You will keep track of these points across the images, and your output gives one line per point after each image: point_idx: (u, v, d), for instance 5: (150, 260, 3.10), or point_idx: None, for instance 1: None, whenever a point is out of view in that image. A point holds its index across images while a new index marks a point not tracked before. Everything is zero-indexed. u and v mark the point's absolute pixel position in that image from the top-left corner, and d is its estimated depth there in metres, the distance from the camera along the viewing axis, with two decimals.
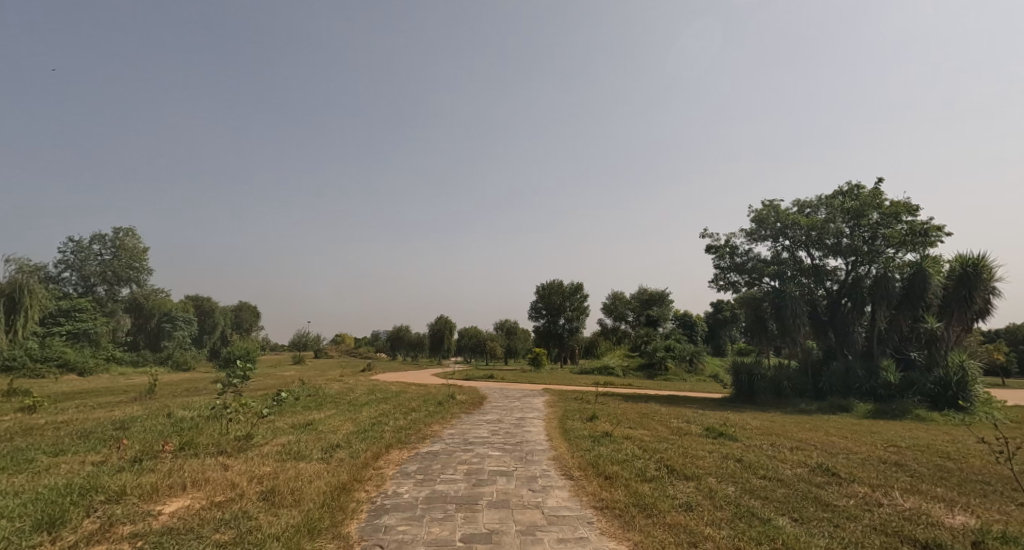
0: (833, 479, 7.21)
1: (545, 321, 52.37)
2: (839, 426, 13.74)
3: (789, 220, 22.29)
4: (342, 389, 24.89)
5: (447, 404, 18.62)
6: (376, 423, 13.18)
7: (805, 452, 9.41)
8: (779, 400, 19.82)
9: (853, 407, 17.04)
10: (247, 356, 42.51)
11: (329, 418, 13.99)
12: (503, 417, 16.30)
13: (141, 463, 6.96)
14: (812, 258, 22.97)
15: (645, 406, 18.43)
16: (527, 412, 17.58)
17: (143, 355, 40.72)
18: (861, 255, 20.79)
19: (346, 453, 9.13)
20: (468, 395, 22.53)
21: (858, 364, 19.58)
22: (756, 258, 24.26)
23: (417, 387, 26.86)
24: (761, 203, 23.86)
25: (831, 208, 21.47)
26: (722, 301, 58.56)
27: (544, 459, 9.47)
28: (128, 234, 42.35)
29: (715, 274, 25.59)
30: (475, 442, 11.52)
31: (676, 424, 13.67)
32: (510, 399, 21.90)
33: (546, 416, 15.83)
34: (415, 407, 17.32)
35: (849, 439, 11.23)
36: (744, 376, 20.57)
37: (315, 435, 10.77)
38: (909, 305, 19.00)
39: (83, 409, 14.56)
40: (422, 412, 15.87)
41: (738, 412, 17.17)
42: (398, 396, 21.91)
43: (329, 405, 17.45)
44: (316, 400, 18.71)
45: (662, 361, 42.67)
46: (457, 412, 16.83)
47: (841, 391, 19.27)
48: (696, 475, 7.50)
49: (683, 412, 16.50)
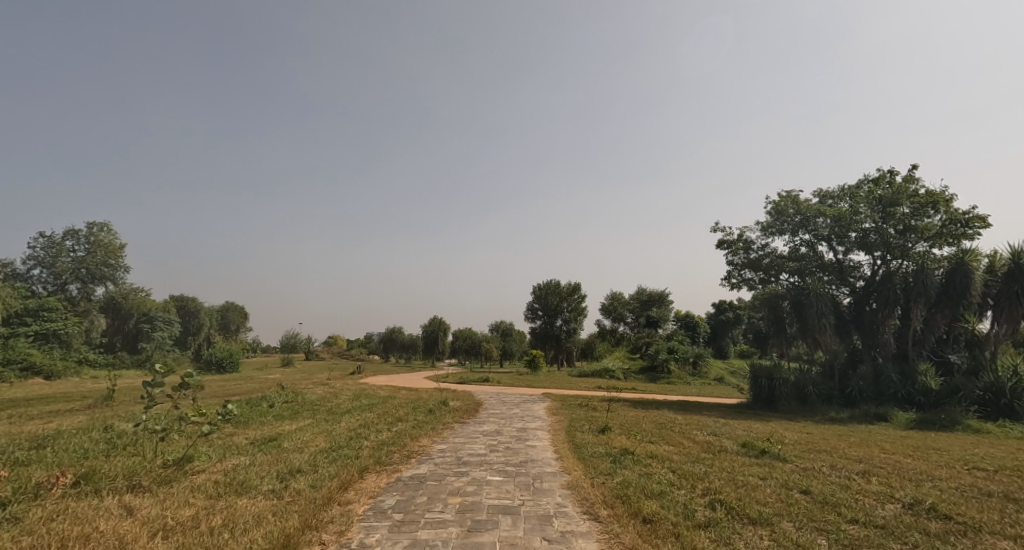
0: (954, 527, 5.35)
1: (543, 323, 50.43)
2: (891, 440, 11.92)
3: (810, 212, 20.74)
4: (325, 394, 22.90)
5: (438, 412, 16.66)
6: (354, 438, 11.20)
7: (884, 479, 7.54)
8: (804, 407, 18.03)
9: (891, 416, 15.32)
10: (231, 359, 40.37)
11: (301, 431, 12.04)
12: (502, 427, 14.35)
13: (4, 510, 5.00)
14: (834, 254, 21.37)
15: (659, 414, 16.56)
16: (529, 421, 15.66)
17: (119, 358, 38.57)
18: (891, 250, 19.17)
19: (306, 482, 7.17)
20: (462, 401, 20.64)
21: (892, 368, 17.84)
22: (773, 253, 22.56)
23: (407, 392, 24.91)
24: (779, 194, 22.25)
25: (857, 199, 19.86)
26: (723, 303, 56.95)
27: (557, 488, 7.57)
28: (103, 229, 40.06)
29: (728, 270, 23.87)
30: (471, 463, 9.60)
31: (703, 437, 11.81)
32: (508, 405, 20.01)
33: (551, 427, 13.93)
34: (402, 415, 15.38)
35: (918, 459, 9.40)
36: (764, 380, 18.84)
37: (275, 455, 8.80)
38: (949, 303, 17.27)
39: (14, 421, 12.52)
40: (410, 422, 13.95)
41: (765, 421, 15.31)
42: (386, 401, 19.96)
43: (305, 414, 15.46)
44: (293, 408, 16.73)
45: (665, 363, 40.85)
46: (450, 422, 14.89)
47: (873, 398, 17.53)
48: (765, 518, 5.64)
49: (705, 423, 14.64)
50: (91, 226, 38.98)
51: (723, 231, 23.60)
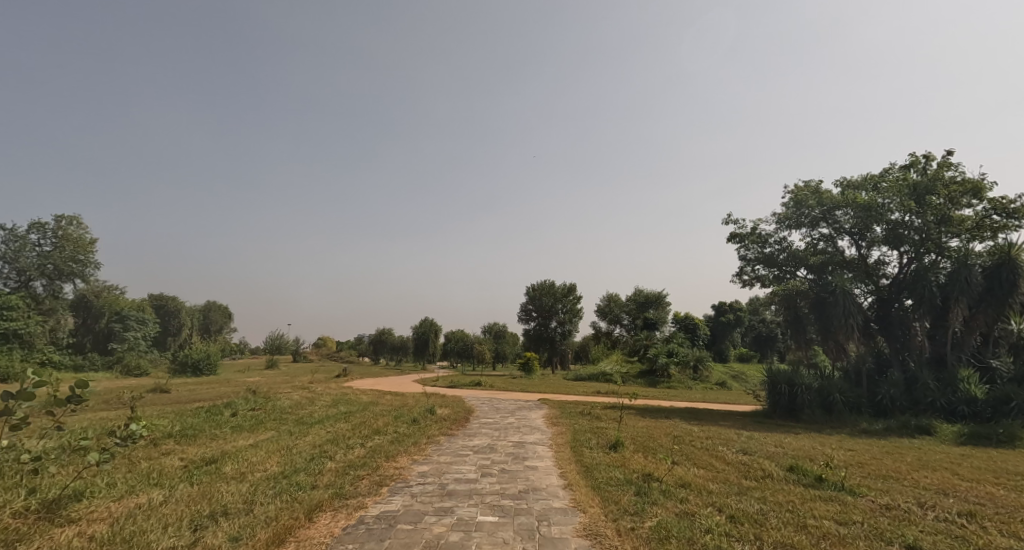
0: None
1: (537, 325, 48.47)
2: (954, 460, 10.08)
3: (833, 202, 19.28)
4: (301, 400, 20.76)
5: (423, 422, 14.70)
6: (317, 457, 9.27)
7: (1005, 527, 5.68)
8: (830, 417, 16.33)
9: (936, 429, 13.61)
10: (208, 361, 38.12)
11: (257, 448, 10.08)
12: (495, 442, 12.39)
13: None
14: (858, 249, 19.80)
15: (673, 425, 14.69)
16: (526, 433, 13.71)
17: (87, 360, 36.30)
18: (923, 244, 17.51)
19: (228, 532, 5.24)
20: (451, 408, 18.68)
21: (927, 374, 16.17)
22: (789, 248, 21.02)
23: (391, 397, 22.90)
24: (799, 183, 20.92)
25: (886, 187, 18.18)
26: (722, 304, 55.29)
27: (572, 536, 5.71)
28: (72, 223, 37.58)
29: (739, 266, 22.22)
30: (457, 493, 7.63)
31: (735, 456, 9.96)
32: (502, 413, 18.08)
33: (553, 442, 12.03)
34: (382, 426, 13.43)
35: (1014, 490, 7.50)
36: (784, 387, 17.13)
37: (207, 484, 6.87)
38: (994, 303, 15.55)
39: None
40: (390, 436, 11.98)
41: (794, 435, 13.47)
42: (367, 409, 17.96)
43: (269, 425, 13.43)
44: (260, 417, 14.77)
45: (664, 366, 39.08)
46: (436, 434, 12.91)
47: (907, 408, 15.88)
48: None
49: (729, 437, 12.77)
50: (58, 218, 36.41)
51: (736, 223, 21.94)
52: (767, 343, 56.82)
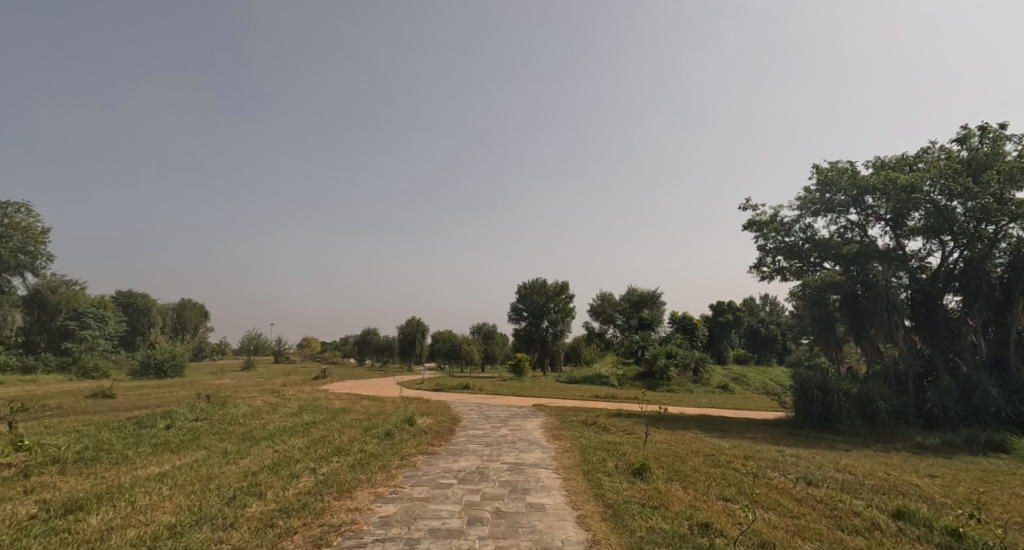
0: None
1: (527, 324, 46.04)
2: None
3: (867, 185, 17.23)
4: (261, 407, 17.99)
5: (398, 436, 12.08)
6: (240, 495, 6.66)
7: None
8: (872, 428, 14.17)
9: (1013, 445, 11.55)
10: (174, 362, 35.13)
11: (165, 477, 7.45)
12: (486, 464, 9.80)
13: None
14: (894, 238, 17.77)
15: (697, 440, 12.29)
16: (523, 450, 11.17)
17: (38, 360, 33.19)
18: (976, 232, 15.42)
19: None
20: (435, 417, 16.15)
21: (986, 379, 14.16)
22: (814, 237, 19.07)
23: (368, 403, 20.28)
24: (826, 164, 18.89)
25: (933, 165, 16.02)
26: (721, 303, 53.33)
27: None
28: (21, 211, 34.22)
29: (758, 257, 20.32)
30: None
31: (804, 490, 7.56)
32: (493, 423, 15.60)
33: (560, 465, 9.51)
34: (346, 443, 10.82)
35: None
36: (817, 393, 14.93)
37: None
38: None
39: None
40: (351, 459, 9.36)
41: (847, 454, 11.10)
42: (335, 418, 15.32)
43: (203, 442, 10.74)
44: (199, 430, 12.08)
45: (664, 368, 36.95)
46: (412, 454, 10.29)
47: (964, 418, 13.85)
48: None
49: (773, 457, 10.36)
50: (4, 204, 33.16)
51: (754, 209, 19.97)
52: (763, 344, 55.30)
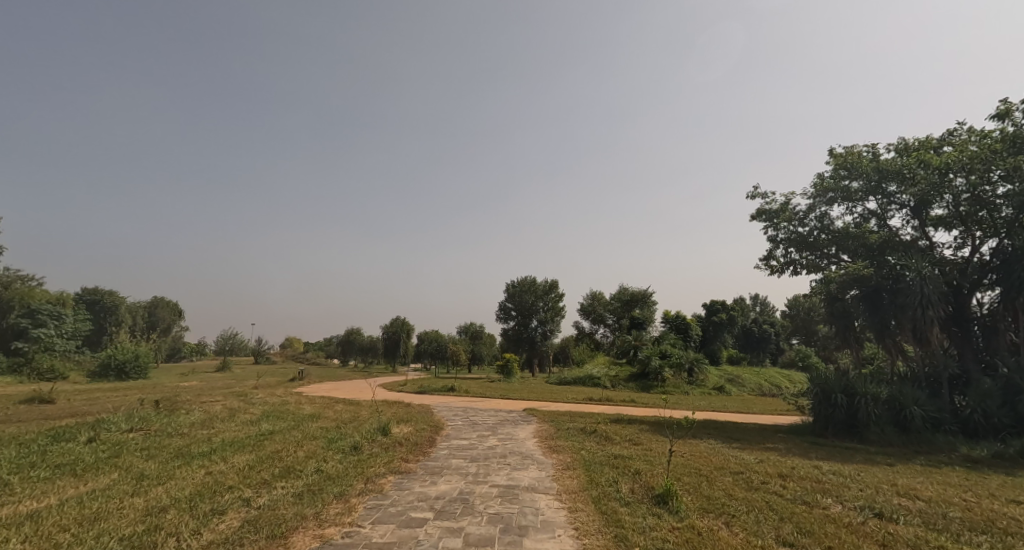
0: None
1: (515, 324, 44.21)
2: None
3: (891, 169, 15.74)
4: (217, 414, 15.90)
5: (367, 451, 10.13)
6: None
7: None
8: (905, 437, 12.61)
9: None
10: (137, 363, 32.64)
11: (31, 520, 5.42)
12: (471, 488, 7.92)
13: None
14: (919, 228, 16.25)
15: (718, 454, 10.52)
16: (517, 468, 9.30)
17: None
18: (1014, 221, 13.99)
19: None
20: (415, 424, 14.27)
21: None
22: (829, 227, 17.52)
23: (342, 408, 18.32)
24: (842, 148, 17.40)
25: (967, 149, 14.54)
26: (714, 302, 52.04)
27: None
28: None
29: (767, 249, 18.75)
30: None
31: (885, 529, 5.81)
32: (480, 432, 13.70)
33: (563, 491, 7.63)
34: (301, 462, 8.84)
35: None
36: (841, 398, 13.32)
37: None
38: None
39: None
40: (301, 485, 7.38)
41: (897, 470, 9.41)
42: (298, 428, 13.34)
43: (121, 461, 8.69)
44: (125, 444, 10.03)
45: (658, 371, 35.51)
46: (381, 475, 8.38)
47: (1008, 426, 12.39)
48: None
49: (816, 477, 8.62)
50: None
51: (764, 197, 18.41)
52: (755, 344, 54.22)
